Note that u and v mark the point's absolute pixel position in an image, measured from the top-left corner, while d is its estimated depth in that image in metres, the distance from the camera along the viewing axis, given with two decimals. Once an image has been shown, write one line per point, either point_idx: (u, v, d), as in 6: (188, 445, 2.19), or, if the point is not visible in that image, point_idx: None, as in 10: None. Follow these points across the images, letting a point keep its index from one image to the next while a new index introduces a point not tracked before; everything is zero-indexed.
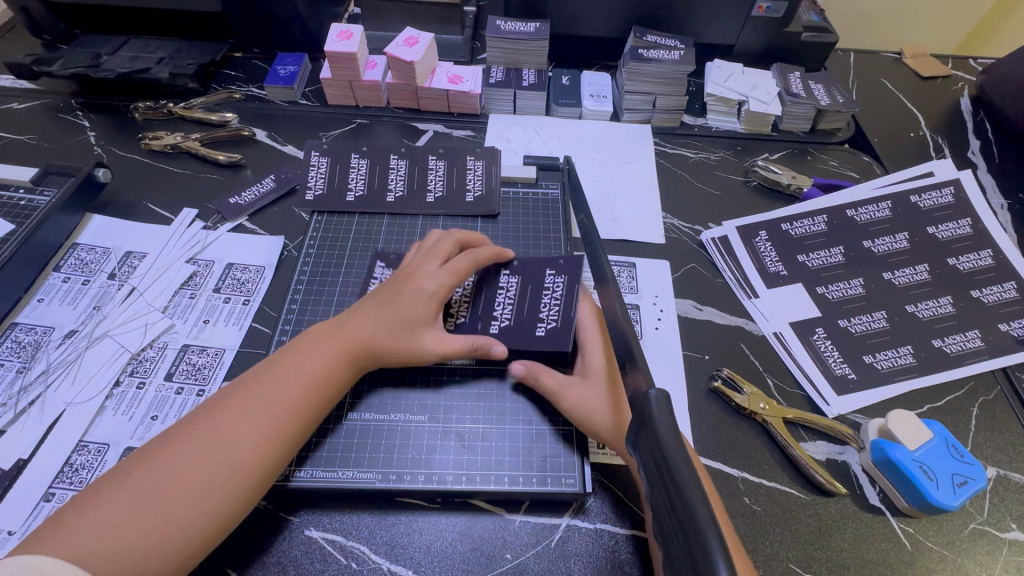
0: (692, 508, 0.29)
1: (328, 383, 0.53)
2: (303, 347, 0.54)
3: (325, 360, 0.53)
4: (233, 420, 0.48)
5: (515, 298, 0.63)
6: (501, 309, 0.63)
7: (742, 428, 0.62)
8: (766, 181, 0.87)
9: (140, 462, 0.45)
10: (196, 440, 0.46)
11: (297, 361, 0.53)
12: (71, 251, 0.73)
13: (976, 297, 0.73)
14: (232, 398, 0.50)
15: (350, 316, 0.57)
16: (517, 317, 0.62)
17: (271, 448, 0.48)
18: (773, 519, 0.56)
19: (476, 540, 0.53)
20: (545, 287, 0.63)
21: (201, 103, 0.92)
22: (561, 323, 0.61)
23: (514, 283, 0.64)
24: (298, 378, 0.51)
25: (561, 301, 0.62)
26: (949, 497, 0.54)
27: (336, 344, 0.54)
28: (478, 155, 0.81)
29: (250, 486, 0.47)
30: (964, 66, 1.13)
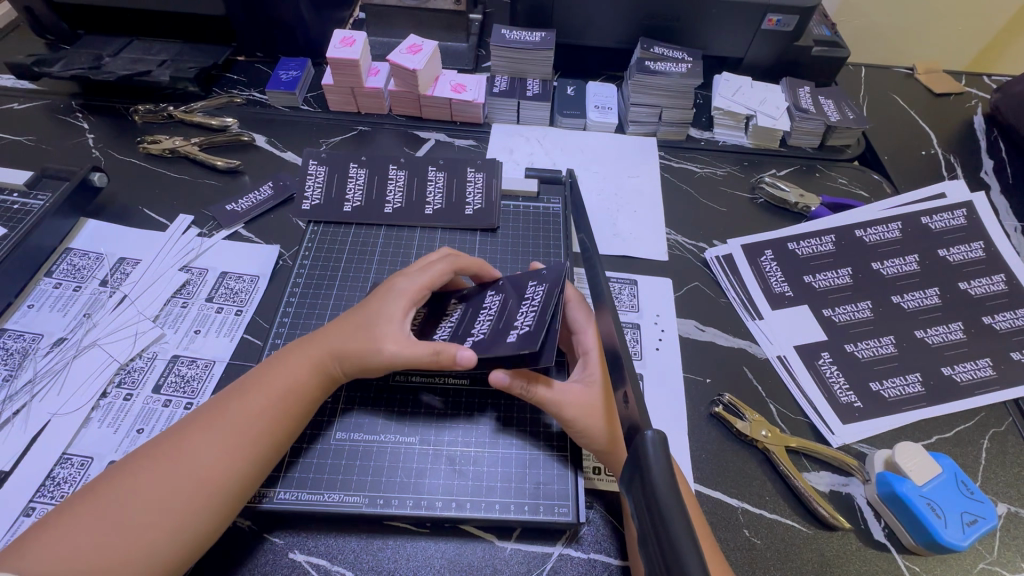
0: (685, 565, 0.27)
1: (303, 399, 0.52)
2: (281, 363, 0.54)
3: (302, 375, 0.53)
4: (199, 440, 0.47)
5: (495, 313, 0.56)
6: (479, 325, 0.56)
7: (743, 456, 0.60)
8: (773, 199, 0.85)
9: (112, 480, 0.45)
10: (162, 463, 0.46)
11: (274, 377, 0.52)
12: (64, 256, 0.72)
13: (988, 324, 0.71)
14: (208, 414, 0.50)
15: (329, 329, 0.56)
16: (493, 330, 0.54)
17: (237, 467, 0.47)
18: (773, 553, 0.54)
19: (465, 568, 0.51)
20: (525, 297, 0.55)
21: (201, 107, 0.91)
22: (535, 326, 0.51)
23: (496, 299, 0.57)
24: (273, 393, 0.51)
25: (539, 307, 0.53)
26: (958, 537, 0.52)
27: (312, 358, 0.54)
28: (478, 166, 0.79)
29: (220, 506, 0.46)
30: (978, 83, 1.10)
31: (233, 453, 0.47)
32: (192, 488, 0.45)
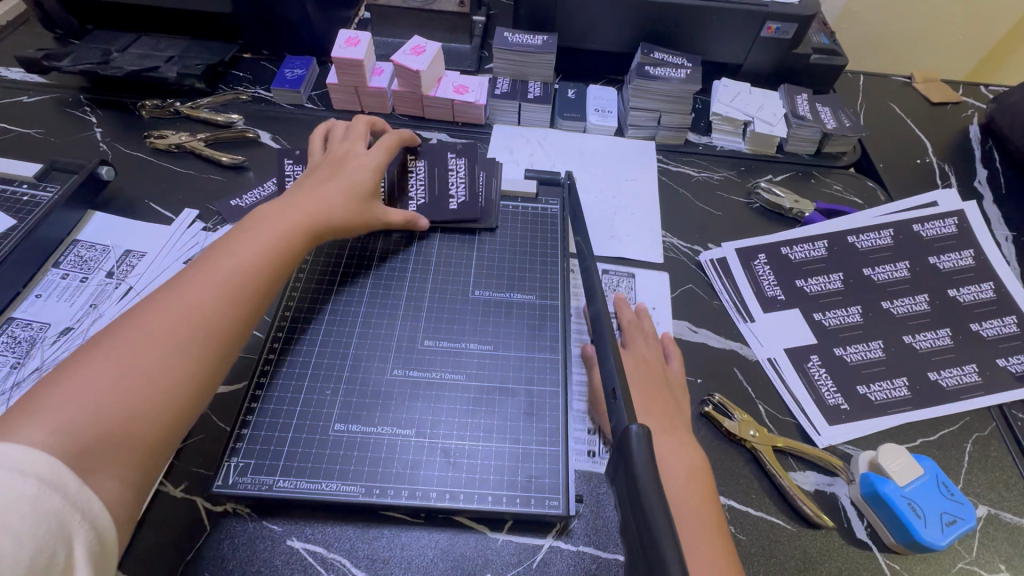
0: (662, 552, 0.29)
1: (280, 250, 0.57)
2: (246, 227, 0.57)
3: (277, 233, 0.57)
4: (195, 285, 0.50)
5: (426, 179, 0.76)
6: (415, 190, 0.75)
7: (731, 455, 0.62)
8: (768, 204, 0.86)
9: (94, 352, 0.44)
10: (161, 310, 0.48)
11: (247, 238, 0.56)
12: (71, 247, 0.73)
13: (975, 331, 0.73)
14: (179, 277, 0.51)
15: (298, 197, 0.62)
16: (430, 195, 0.75)
17: (241, 305, 0.52)
18: (757, 550, 0.56)
19: (457, 557, 0.53)
20: (449, 168, 0.77)
21: (208, 104, 0.92)
22: (468, 197, 0.75)
23: (422, 167, 0.76)
24: (247, 251, 0.55)
25: (464, 178, 0.76)
26: (937, 536, 0.53)
27: (285, 218, 0.59)
28: (458, 151, 0.77)
29: (216, 349, 0.49)
30: (975, 93, 1.12)
31: (219, 299, 0.50)
32: (184, 337, 0.47)
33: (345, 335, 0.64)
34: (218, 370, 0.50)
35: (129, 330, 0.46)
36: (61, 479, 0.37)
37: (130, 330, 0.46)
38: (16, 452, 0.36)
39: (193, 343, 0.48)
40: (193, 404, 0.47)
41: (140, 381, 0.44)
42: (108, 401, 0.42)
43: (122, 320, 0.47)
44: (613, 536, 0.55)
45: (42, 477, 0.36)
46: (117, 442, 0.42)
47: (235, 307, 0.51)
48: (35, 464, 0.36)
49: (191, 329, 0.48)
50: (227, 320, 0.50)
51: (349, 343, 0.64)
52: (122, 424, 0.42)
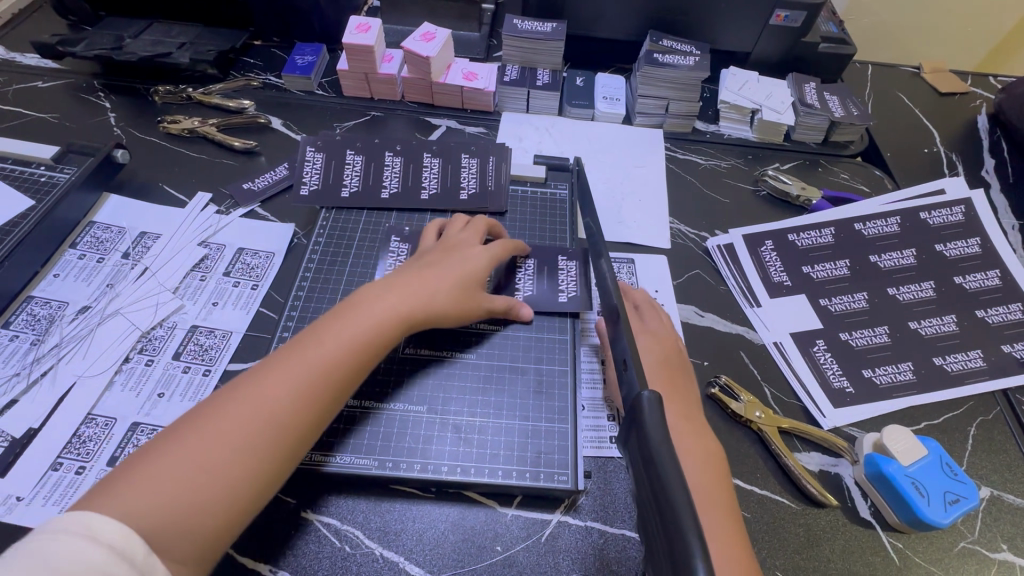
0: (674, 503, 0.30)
1: (369, 343, 0.53)
2: (342, 311, 0.55)
3: (368, 325, 0.54)
4: (276, 379, 0.49)
5: (534, 275, 0.69)
6: (523, 281, 0.69)
7: (737, 435, 0.63)
8: (775, 191, 0.87)
9: (175, 440, 0.44)
10: (240, 401, 0.47)
11: (337, 325, 0.53)
12: (87, 229, 0.75)
13: (980, 317, 0.73)
14: (270, 359, 0.50)
15: (398, 281, 0.59)
16: (538, 288, 0.68)
17: (314, 408, 0.49)
18: (762, 528, 0.57)
19: (468, 531, 0.54)
20: (560, 268, 0.70)
21: (220, 90, 0.93)
22: (581, 291, 0.68)
23: (532, 265, 0.70)
24: (336, 341, 0.52)
25: (577, 279, 0.69)
26: (940, 514, 0.54)
27: (379, 305, 0.56)
28: (472, 152, 0.81)
29: (289, 452, 0.47)
30: (983, 83, 1.12)
31: (301, 396, 0.48)
32: (261, 430, 0.46)
33: None
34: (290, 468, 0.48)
35: (213, 413, 0.46)
36: (130, 547, 0.37)
37: (214, 415, 0.46)
38: (99, 521, 0.37)
39: (267, 442, 0.46)
40: (258, 500, 0.46)
41: (212, 477, 0.43)
42: (181, 490, 0.42)
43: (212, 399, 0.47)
44: (620, 512, 0.56)
45: (115, 545, 0.37)
46: (184, 533, 0.41)
47: (315, 407, 0.49)
48: (110, 532, 0.37)
49: (267, 427, 0.46)
50: (304, 419, 0.48)
51: None
52: (191, 520, 0.41)
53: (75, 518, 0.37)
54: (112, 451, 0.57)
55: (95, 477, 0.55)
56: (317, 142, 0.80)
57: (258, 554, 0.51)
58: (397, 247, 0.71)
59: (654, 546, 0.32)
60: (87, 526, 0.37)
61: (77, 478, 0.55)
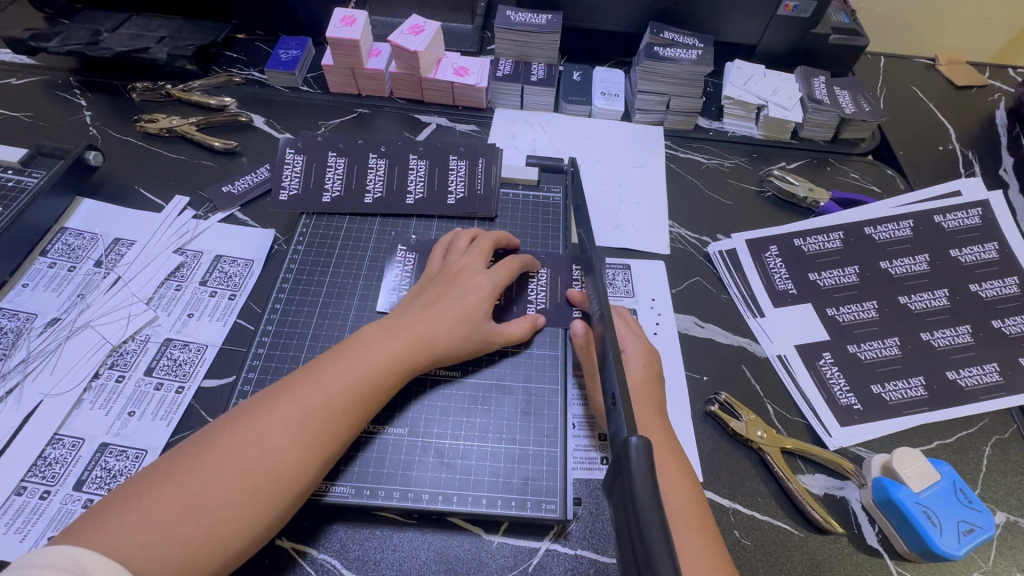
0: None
1: (370, 386, 0.51)
2: (345, 350, 0.53)
3: (370, 367, 0.52)
4: (277, 423, 0.47)
5: (547, 285, 0.66)
6: (535, 293, 0.66)
7: (737, 456, 0.59)
8: (780, 192, 0.83)
9: (171, 478, 0.43)
10: (239, 443, 0.46)
11: (339, 366, 0.51)
12: (59, 235, 0.71)
13: (997, 328, 0.69)
14: (269, 397, 0.49)
15: (402, 317, 0.57)
16: (552, 300, 0.65)
17: (314, 458, 0.47)
18: (762, 557, 0.53)
19: (450, 560, 0.51)
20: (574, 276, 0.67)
21: (200, 86, 0.89)
22: None
23: (544, 275, 0.67)
24: (337, 384, 0.50)
25: None
26: (952, 546, 0.51)
27: (383, 344, 0.54)
28: (461, 153, 0.77)
29: (282, 500, 0.45)
30: (1002, 76, 1.06)
31: (297, 442, 0.47)
32: (258, 476, 0.45)
33: (338, 327, 0.63)
34: (283, 516, 0.46)
35: (209, 453, 0.45)
36: None
37: (209, 456, 0.45)
38: (90, 557, 0.38)
39: (259, 489, 0.44)
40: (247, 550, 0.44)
41: (202, 524, 0.42)
42: (170, 534, 0.41)
43: (209, 436, 0.46)
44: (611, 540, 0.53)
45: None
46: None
47: (312, 454, 0.47)
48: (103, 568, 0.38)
49: (260, 473, 0.45)
50: (299, 466, 0.46)
51: (341, 336, 0.62)
52: (178, 566, 0.40)
53: (65, 552, 0.38)
54: (78, 474, 0.54)
55: (60, 502, 0.53)
56: (297, 143, 0.76)
57: None
58: (403, 257, 0.68)
59: None
60: (77, 563, 0.37)
61: (41, 503, 0.52)
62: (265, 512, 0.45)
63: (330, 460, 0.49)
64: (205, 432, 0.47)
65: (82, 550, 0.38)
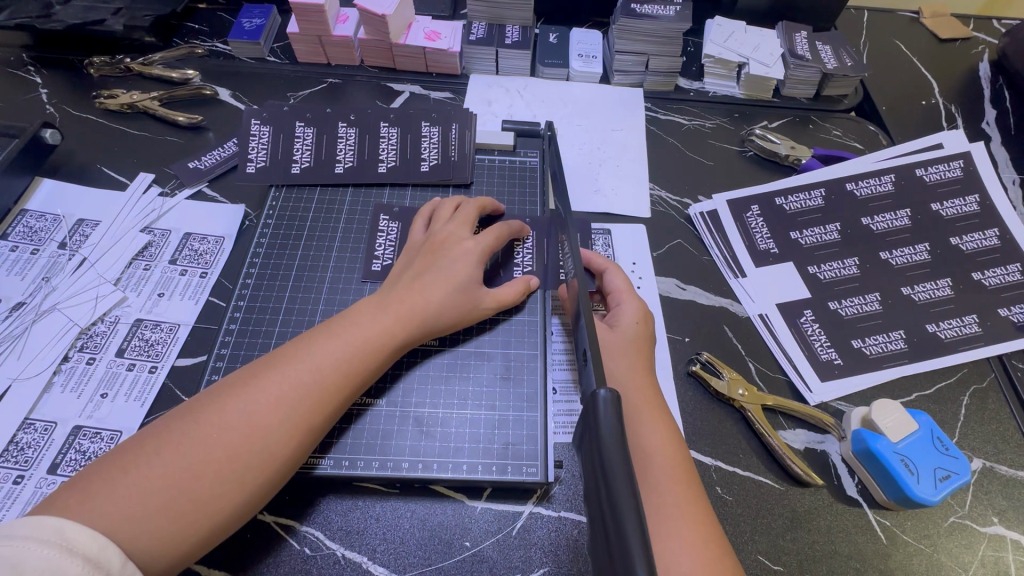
0: (624, 530, 0.26)
1: (360, 364, 0.50)
2: (334, 325, 0.52)
3: (360, 343, 0.51)
4: (267, 402, 0.46)
5: (534, 249, 0.65)
6: (522, 256, 0.65)
7: (719, 415, 0.60)
8: (762, 151, 0.81)
9: (156, 453, 0.43)
10: (227, 420, 0.45)
11: (331, 343, 0.50)
12: (19, 217, 0.69)
13: (977, 280, 0.69)
14: (257, 373, 0.48)
15: (393, 291, 0.55)
16: (538, 264, 0.64)
17: (303, 437, 0.47)
18: (744, 510, 0.54)
19: (433, 527, 0.51)
20: (518, 242, 0.65)
21: (161, 59, 0.86)
22: (536, 269, 0.64)
23: (531, 242, 0.66)
24: (327, 362, 0.49)
25: (533, 251, 0.65)
26: (929, 492, 0.52)
27: (375, 319, 0.53)
28: (433, 119, 0.74)
29: (271, 478, 0.45)
30: (986, 27, 1.04)
31: (286, 422, 0.46)
32: (247, 455, 0.44)
33: (311, 301, 0.61)
34: (268, 492, 0.46)
35: (195, 428, 0.44)
36: (102, 550, 0.37)
37: (194, 430, 0.44)
38: (74, 528, 0.37)
39: (247, 468, 0.44)
40: (234, 524, 0.44)
41: (188, 500, 0.42)
42: (157, 509, 0.41)
43: (194, 408, 0.46)
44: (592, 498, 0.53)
45: (86, 549, 0.37)
46: (155, 553, 0.40)
47: (301, 434, 0.47)
48: (75, 533, 0.37)
49: (250, 451, 0.44)
50: (289, 445, 0.46)
51: (315, 310, 0.61)
52: (163, 541, 0.40)
53: (48, 523, 0.37)
54: (52, 457, 0.53)
55: (35, 486, 0.52)
56: (262, 114, 0.74)
57: (211, 560, 0.49)
58: (386, 227, 0.67)
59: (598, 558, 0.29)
60: (61, 534, 0.37)
61: (15, 488, 0.51)
62: (251, 491, 0.44)
63: (317, 437, 0.49)
64: (188, 406, 0.46)
65: (68, 522, 0.38)
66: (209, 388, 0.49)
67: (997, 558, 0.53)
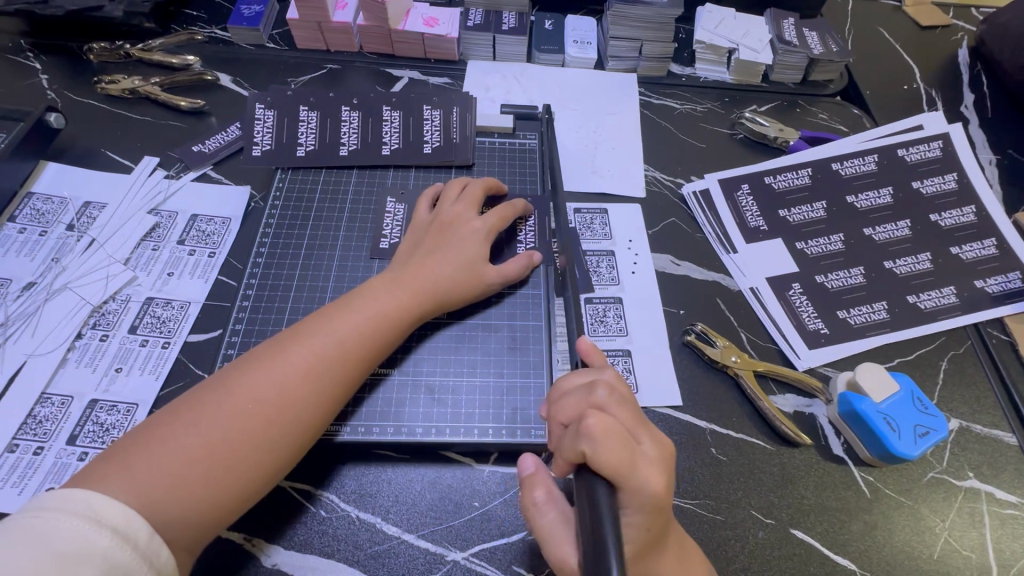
0: None
1: (380, 337, 0.53)
2: (349, 301, 0.54)
3: (377, 317, 0.53)
4: (291, 374, 0.48)
5: (536, 228, 0.67)
6: (524, 234, 0.67)
7: (714, 382, 0.63)
8: (752, 134, 0.84)
9: (187, 425, 0.45)
10: (256, 391, 0.47)
11: (350, 317, 0.52)
12: (26, 200, 0.70)
13: (955, 254, 0.73)
14: (280, 347, 0.50)
15: (405, 268, 0.58)
16: (540, 241, 0.66)
17: (328, 406, 0.49)
18: (737, 469, 0.57)
19: (444, 489, 0.54)
20: (522, 225, 0.67)
21: (161, 45, 0.86)
22: (538, 247, 0.66)
23: (533, 223, 0.68)
24: (348, 334, 0.51)
25: (535, 229, 0.67)
26: (910, 447, 0.55)
27: (390, 295, 0.55)
28: (435, 103, 0.76)
29: (298, 445, 0.48)
30: (965, 14, 1.08)
31: (311, 391, 0.48)
32: (276, 423, 0.46)
33: (322, 278, 0.63)
34: (295, 461, 0.48)
35: (225, 399, 0.46)
36: (132, 525, 0.39)
37: (224, 402, 0.46)
38: (101, 501, 0.39)
39: (277, 436, 0.46)
40: (266, 489, 0.47)
41: (222, 469, 0.44)
42: (194, 479, 0.43)
43: (222, 382, 0.47)
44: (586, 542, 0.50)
45: (115, 527, 0.38)
46: (195, 519, 0.42)
47: (326, 403, 0.49)
48: (110, 513, 0.39)
49: (278, 421, 0.47)
50: (314, 413, 0.48)
51: (326, 287, 0.63)
52: (199, 506, 0.43)
53: (75, 497, 0.39)
54: (71, 429, 0.55)
55: (54, 457, 0.53)
56: (267, 98, 0.75)
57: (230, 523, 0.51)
58: (393, 208, 0.69)
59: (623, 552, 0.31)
60: (89, 507, 0.38)
61: (35, 458, 0.53)
62: (282, 457, 0.47)
63: (340, 406, 0.51)
64: (214, 377, 0.48)
65: (94, 495, 0.39)
66: (234, 361, 0.51)
67: (972, 508, 0.57)
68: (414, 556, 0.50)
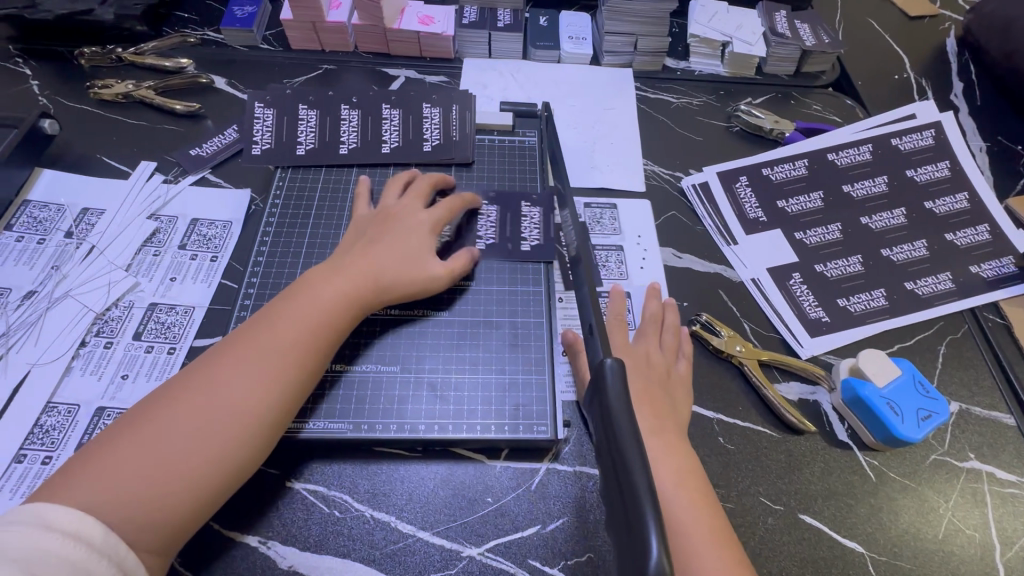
0: (636, 487, 0.32)
1: (322, 323, 0.53)
2: (291, 296, 0.54)
3: (314, 306, 0.53)
4: (231, 370, 0.48)
5: (539, 223, 0.68)
6: (528, 230, 0.68)
7: (719, 371, 0.63)
8: (748, 126, 0.85)
9: (132, 434, 0.45)
10: (196, 393, 0.47)
11: (291, 310, 0.53)
12: (22, 208, 0.69)
13: (950, 240, 0.74)
14: (221, 348, 0.50)
15: (347, 259, 0.58)
16: (544, 237, 0.67)
17: (275, 393, 0.49)
18: (745, 457, 0.58)
19: (457, 486, 0.54)
20: (522, 215, 0.69)
21: (153, 48, 0.85)
22: (543, 241, 0.67)
23: (535, 212, 0.69)
24: (286, 325, 0.52)
25: (539, 225, 0.68)
26: (914, 430, 0.56)
27: (329, 285, 0.55)
28: (434, 101, 0.76)
29: (250, 436, 0.47)
30: (952, 5, 1.09)
31: (254, 383, 0.48)
32: (219, 417, 0.46)
33: None
34: (256, 454, 0.48)
35: (168, 404, 0.47)
36: (87, 529, 0.39)
37: (177, 401, 0.47)
38: (50, 510, 0.39)
39: (222, 428, 0.46)
40: (228, 484, 0.46)
41: (170, 468, 0.44)
42: (145, 483, 0.43)
43: (168, 390, 0.48)
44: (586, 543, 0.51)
45: (71, 533, 0.39)
46: (151, 521, 0.42)
47: (272, 391, 0.49)
48: (62, 521, 0.39)
49: (221, 415, 0.46)
50: (261, 402, 0.48)
51: None
52: (152, 507, 0.42)
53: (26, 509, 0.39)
54: (79, 438, 0.54)
55: None
56: (265, 97, 0.75)
57: (244, 527, 0.51)
58: None
59: (608, 500, 0.35)
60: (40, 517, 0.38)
61: (45, 467, 0.53)
62: (234, 449, 0.46)
63: (297, 398, 0.51)
64: (161, 388, 0.49)
65: (42, 505, 0.39)
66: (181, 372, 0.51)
67: (974, 488, 0.58)
68: (430, 553, 0.51)
